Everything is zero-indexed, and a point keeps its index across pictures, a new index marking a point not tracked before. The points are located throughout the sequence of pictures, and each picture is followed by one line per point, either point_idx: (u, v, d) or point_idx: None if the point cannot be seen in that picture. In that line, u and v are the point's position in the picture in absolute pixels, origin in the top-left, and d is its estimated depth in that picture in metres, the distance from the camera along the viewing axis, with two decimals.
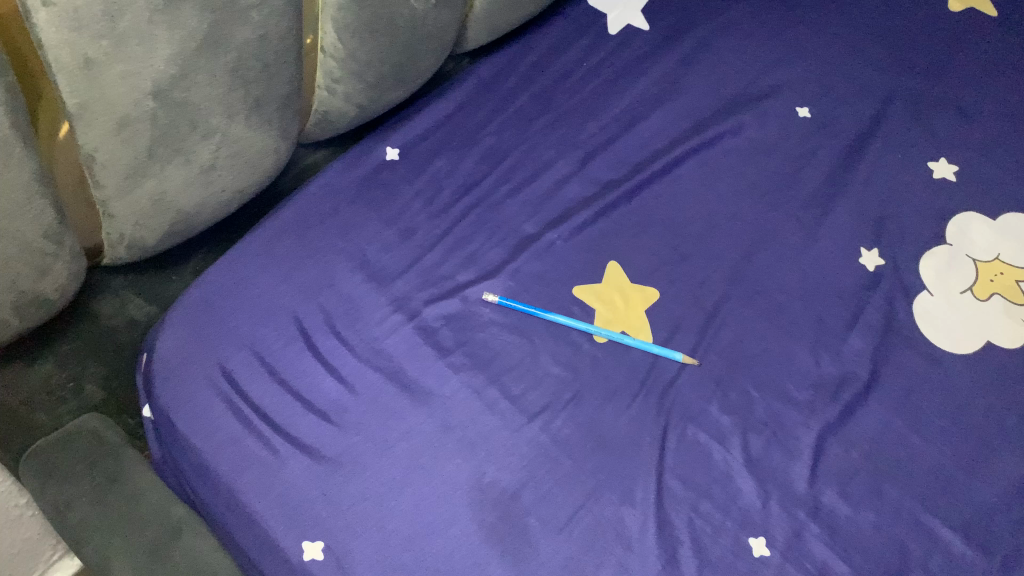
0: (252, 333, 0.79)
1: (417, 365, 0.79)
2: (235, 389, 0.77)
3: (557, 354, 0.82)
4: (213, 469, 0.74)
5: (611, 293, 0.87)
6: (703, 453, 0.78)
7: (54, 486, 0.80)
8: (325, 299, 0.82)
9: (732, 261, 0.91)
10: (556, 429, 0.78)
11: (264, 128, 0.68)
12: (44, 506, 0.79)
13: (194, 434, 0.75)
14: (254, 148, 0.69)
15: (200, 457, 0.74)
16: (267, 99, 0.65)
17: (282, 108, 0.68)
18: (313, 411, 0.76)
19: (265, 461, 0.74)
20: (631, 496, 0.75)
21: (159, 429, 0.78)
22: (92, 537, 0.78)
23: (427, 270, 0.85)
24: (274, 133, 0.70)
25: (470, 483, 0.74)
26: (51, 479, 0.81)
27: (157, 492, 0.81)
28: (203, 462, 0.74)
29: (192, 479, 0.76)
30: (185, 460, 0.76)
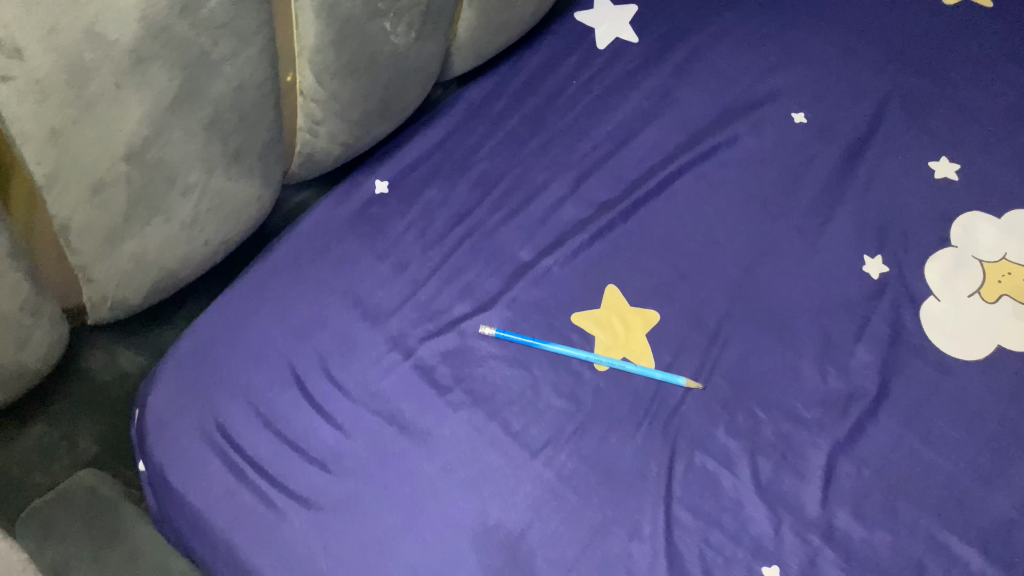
0: (245, 381, 0.77)
1: (416, 405, 0.77)
2: (230, 440, 0.75)
3: (558, 385, 0.80)
4: (210, 526, 0.72)
5: (611, 318, 0.85)
6: (712, 480, 0.76)
7: (54, 545, 0.80)
8: (318, 341, 0.80)
9: (733, 277, 0.89)
10: (560, 465, 0.76)
11: (246, 176, 0.66)
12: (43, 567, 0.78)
13: (189, 490, 0.73)
14: (237, 199, 0.67)
15: (196, 512, 0.73)
16: (247, 149, 0.63)
17: (263, 155, 0.66)
18: (310, 460, 0.74)
19: (262, 515, 0.72)
20: (638, 530, 0.73)
21: (152, 484, 0.77)
22: None
23: (423, 304, 0.83)
24: (256, 182, 0.67)
25: (474, 526, 0.72)
26: (48, 539, 0.80)
27: (160, 546, 0.82)
28: (199, 520, 0.72)
29: (189, 535, 0.74)
30: (181, 519, 0.74)
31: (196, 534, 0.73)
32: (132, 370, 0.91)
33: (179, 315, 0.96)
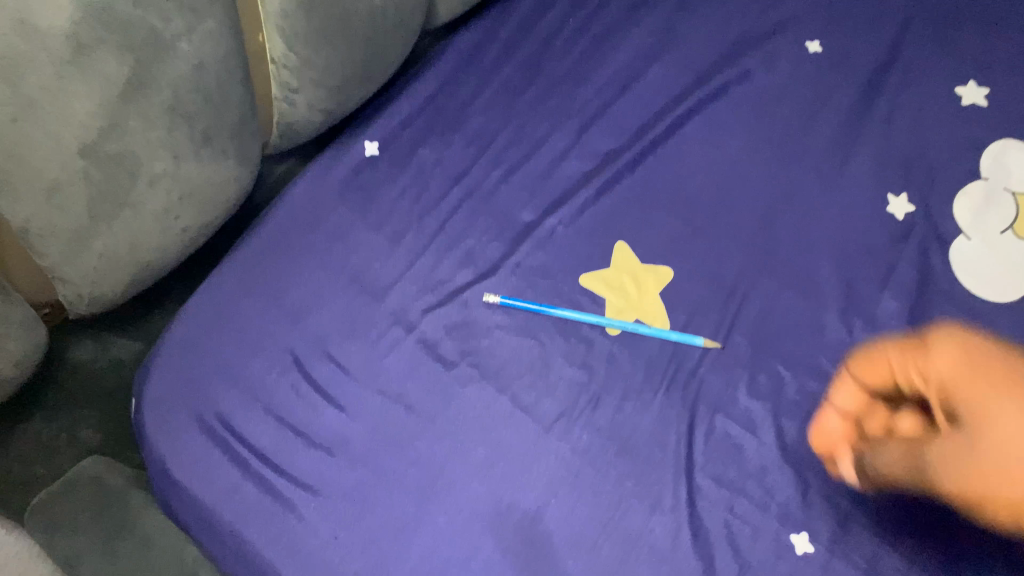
0: (243, 368, 0.75)
1: (422, 383, 0.74)
2: (232, 430, 0.72)
3: (569, 353, 0.77)
4: (216, 520, 0.70)
5: (621, 278, 0.81)
6: (734, 446, 0.73)
7: (62, 538, 0.78)
8: (316, 321, 0.77)
9: (748, 226, 0.85)
10: (575, 440, 0.73)
11: (221, 160, 0.64)
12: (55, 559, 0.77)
13: (192, 485, 0.70)
14: (214, 185, 0.65)
15: (201, 507, 0.70)
16: (216, 130, 0.61)
17: (240, 138, 0.64)
18: (316, 447, 0.72)
19: (270, 508, 0.69)
20: (659, 504, 0.70)
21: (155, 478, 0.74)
22: None
23: (423, 275, 0.80)
24: (233, 165, 0.65)
25: (489, 508, 0.70)
26: (58, 531, 0.78)
27: (171, 534, 0.79)
28: (205, 514, 0.70)
29: (196, 529, 0.72)
30: (186, 515, 0.71)
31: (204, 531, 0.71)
32: (127, 359, 0.91)
33: (170, 299, 0.94)
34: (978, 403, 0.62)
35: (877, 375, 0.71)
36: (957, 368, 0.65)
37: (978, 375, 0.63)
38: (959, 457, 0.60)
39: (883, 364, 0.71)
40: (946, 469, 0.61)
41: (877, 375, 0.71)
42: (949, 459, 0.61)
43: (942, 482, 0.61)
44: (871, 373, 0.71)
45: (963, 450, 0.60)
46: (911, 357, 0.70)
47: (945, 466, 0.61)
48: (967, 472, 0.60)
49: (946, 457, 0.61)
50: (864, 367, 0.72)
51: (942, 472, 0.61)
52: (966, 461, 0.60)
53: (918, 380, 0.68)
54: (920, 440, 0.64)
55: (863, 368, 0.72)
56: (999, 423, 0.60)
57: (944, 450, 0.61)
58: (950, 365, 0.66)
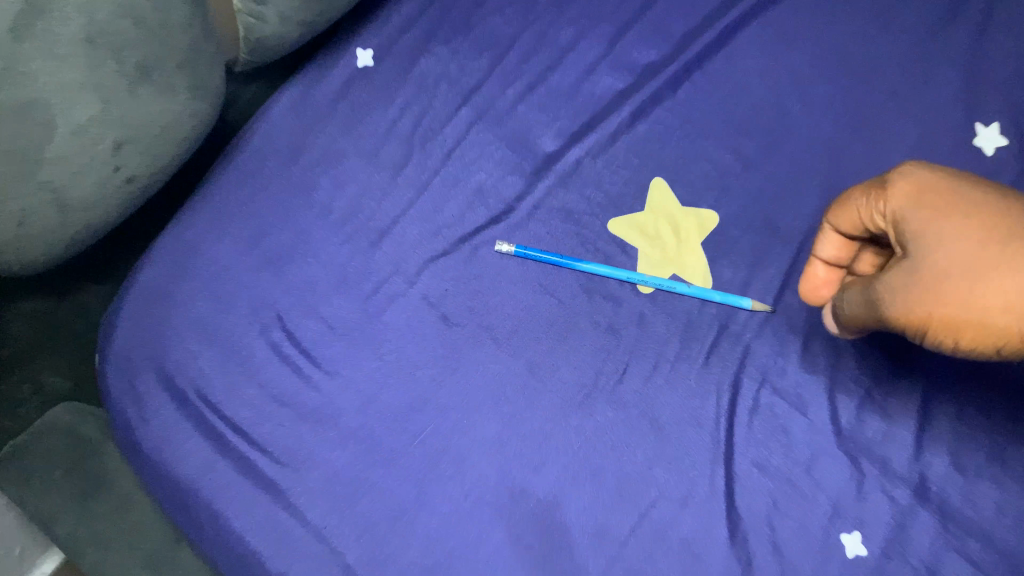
0: (217, 325, 0.65)
1: (423, 346, 0.65)
2: (206, 398, 0.63)
3: (594, 314, 0.66)
4: (190, 502, 0.61)
5: (658, 225, 0.70)
6: (780, 429, 0.64)
7: (34, 492, 0.72)
8: (302, 269, 0.66)
9: (808, 161, 0.72)
10: (599, 416, 0.63)
11: (156, 94, 0.56)
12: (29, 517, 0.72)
13: (163, 462, 0.62)
14: (157, 129, 0.57)
15: (173, 487, 0.62)
16: (152, 63, 0.54)
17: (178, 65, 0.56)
18: (302, 418, 0.62)
19: (247, 490, 0.61)
20: (694, 493, 0.62)
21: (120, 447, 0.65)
22: (88, 550, 0.72)
23: (426, 217, 0.68)
24: (176, 103, 0.58)
25: (500, 493, 0.61)
26: (29, 488, 0.72)
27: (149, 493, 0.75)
28: (177, 494, 0.62)
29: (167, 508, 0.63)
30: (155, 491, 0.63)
31: (176, 512, 0.62)
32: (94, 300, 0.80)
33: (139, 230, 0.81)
34: (922, 224, 0.55)
35: (847, 212, 0.62)
36: (909, 197, 0.57)
37: (929, 189, 0.56)
38: (912, 283, 0.54)
39: (851, 204, 0.62)
40: (894, 296, 0.54)
41: (847, 214, 0.62)
42: (900, 285, 0.54)
43: (891, 312, 0.55)
44: (843, 209, 0.63)
45: (906, 275, 0.54)
46: (866, 195, 0.61)
47: (893, 292, 0.55)
48: (918, 302, 0.53)
49: (901, 283, 0.54)
50: (838, 206, 0.63)
51: (892, 302, 0.55)
52: (909, 281, 0.54)
53: (868, 204, 0.60)
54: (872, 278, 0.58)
55: (842, 206, 0.63)
56: (940, 250, 0.54)
57: (889, 277, 0.55)
58: (904, 198, 0.57)
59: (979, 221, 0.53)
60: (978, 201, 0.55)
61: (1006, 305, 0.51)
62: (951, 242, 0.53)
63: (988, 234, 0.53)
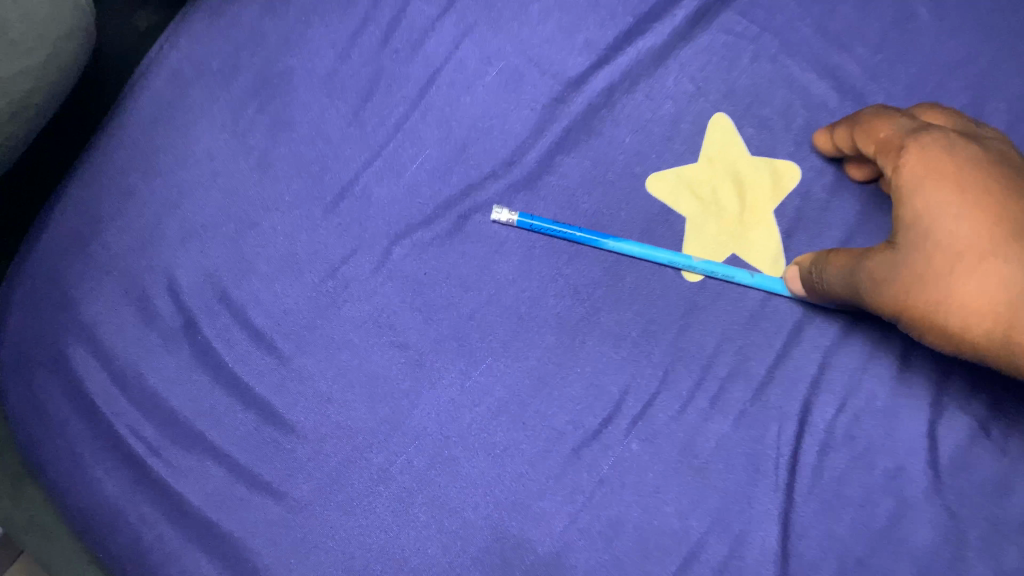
0: (131, 316, 0.50)
1: (394, 349, 0.50)
2: (121, 412, 0.50)
3: (621, 309, 0.50)
4: (106, 541, 0.49)
5: (717, 182, 0.52)
6: (858, 470, 0.49)
7: None
8: (237, 240, 0.50)
9: (924, 92, 0.52)
10: (619, 450, 0.49)
11: None
12: None
13: (73, 491, 0.50)
14: None
15: (87, 521, 0.50)
16: None
17: None
18: (241, 444, 0.49)
19: (174, 533, 0.48)
20: (740, 555, 0.47)
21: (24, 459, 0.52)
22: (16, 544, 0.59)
23: (401, 169, 0.51)
24: None
25: (488, 549, 0.48)
26: None
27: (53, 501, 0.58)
28: (92, 530, 0.50)
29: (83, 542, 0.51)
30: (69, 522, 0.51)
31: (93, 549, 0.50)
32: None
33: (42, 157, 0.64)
34: (916, 205, 0.42)
35: (864, 142, 0.48)
36: (925, 170, 0.43)
37: (942, 165, 0.43)
38: (888, 278, 0.42)
39: (871, 140, 0.47)
40: (872, 286, 0.43)
41: (864, 141, 0.48)
42: (877, 273, 0.43)
43: (866, 301, 0.44)
44: (863, 134, 0.48)
45: (886, 264, 0.43)
46: (888, 141, 0.46)
47: (869, 280, 0.43)
48: (887, 303, 0.43)
49: (877, 275, 0.43)
50: (859, 128, 0.48)
51: (868, 295, 0.44)
52: (886, 272, 0.43)
53: (884, 154, 0.46)
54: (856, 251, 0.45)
55: (865, 129, 0.48)
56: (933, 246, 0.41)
57: (869, 261, 0.44)
58: (920, 169, 0.43)
59: (975, 219, 0.40)
60: (989, 187, 0.41)
61: (966, 329, 0.40)
62: (937, 239, 0.41)
63: (976, 240, 0.40)
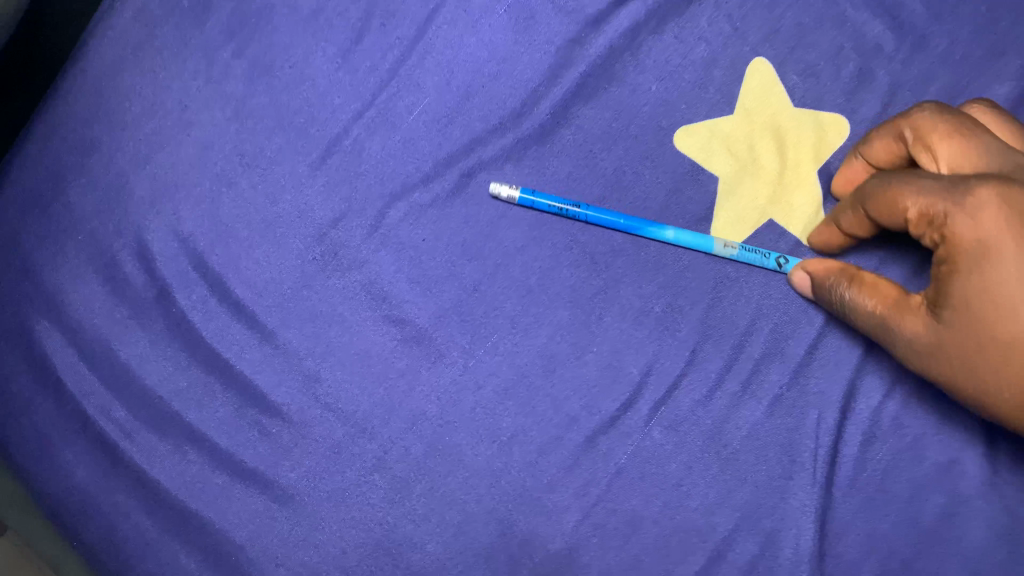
0: (100, 285, 0.45)
1: (389, 324, 0.44)
2: (88, 391, 0.45)
3: (643, 281, 0.45)
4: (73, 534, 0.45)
5: (752, 139, 0.46)
6: (905, 462, 0.44)
7: None
8: (213, 201, 0.45)
9: (990, 34, 0.46)
10: (639, 438, 0.44)
11: None
12: None
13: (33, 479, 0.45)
14: None
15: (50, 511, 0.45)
16: None
17: None
18: (218, 428, 0.44)
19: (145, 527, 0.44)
20: (772, 554, 0.43)
21: None
22: None
23: (395, 121, 0.46)
24: None
25: (492, 546, 0.43)
26: None
27: None
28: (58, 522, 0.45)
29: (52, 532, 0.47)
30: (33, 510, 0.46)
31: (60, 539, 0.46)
32: None
33: None
34: (957, 283, 0.37)
35: (886, 216, 0.41)
36: (981, 256, 0.37)
37: (991, 242, 0.36)
38: (930, 355, 0.39)
39: (908, 190, 0.40)
40: (909, 354, 0.39)
41: (887, 200, 0.41)
42: (918, 347, 0.39)
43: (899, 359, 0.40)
44: (881, 210, 0.41)
45: (928, 342, 0.38)
46: (932, 198, 0.39)
47: (906, 348, 0.39)
48: (927, 375, 0.39)
49: (915, 347, 0.39)
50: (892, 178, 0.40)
51: (900, 355, 0.40)
52: (929, 349, 0.38)
53: (924, 212, 0.39)
54: (886, 292, 0.40)
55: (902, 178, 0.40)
56: (987, 341, 0.37)
57: (906, 329, 0.39)
58: (977, 253, 0.37)
59: None
60: None
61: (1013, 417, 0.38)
62: (982, 328, 0.37)
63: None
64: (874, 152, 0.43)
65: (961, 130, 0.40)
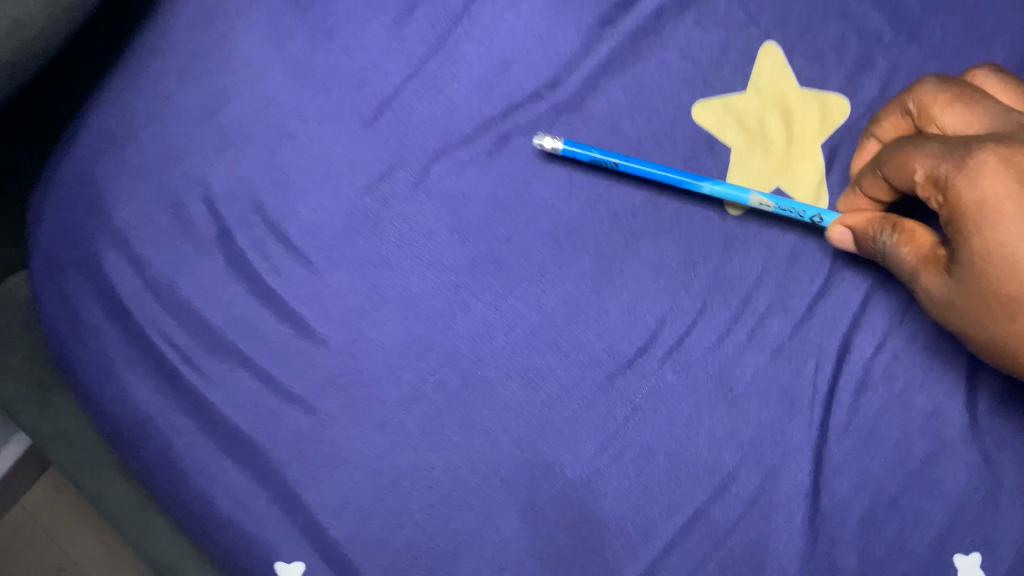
0: (165, 225, 0.50)
1: (429, 267, 0.49)
2: (154, 321, 0.50)
3: (660, 238, 0.49)
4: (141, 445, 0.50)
5: (762, 115, 0.51)
6: (895, 410, 0.48)
7: None
8: (273, 151, 0.50)
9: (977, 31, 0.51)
10: (653, 379, 0.48)
11: None
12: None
13: (106, 395, 0.50)
14: None
15: (120, 424, 0.50)
16: None
17: None
18: (271, 356, 0.49)
19: (206, 437, 0.50)
20: (771, 488, 0.47)
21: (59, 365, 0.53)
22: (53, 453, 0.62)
23: (440, 85, 0.50)
24: None
25: (518, 472, 0.48)
26: None
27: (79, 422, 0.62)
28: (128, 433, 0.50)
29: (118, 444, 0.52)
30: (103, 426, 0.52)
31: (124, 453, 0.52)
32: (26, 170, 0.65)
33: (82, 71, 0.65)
34: (960, 242, 0.40)
35: (899, 180, 0.44)
36: (979, 224, 0.39)
37: (985, 199, 0.39)
38: (952, 311, 0.42)
39: (911, 164, 0.43)
40: (934, 307, 0.43)
41: (897, 172, 0.44)
42: (939, 301, 0.42)
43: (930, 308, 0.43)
44: (893, 174, 0.45)
45: (947, 300, 0.42)
46: (935, 174, 0.42)
47: (931, 301, 0.43)
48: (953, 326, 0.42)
49: (938, 302, 0.42)
50: (897, 155, 0.44)
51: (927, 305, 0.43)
52: (949, 305, 0.42)
53: (927, 185, 0.43)
54: (920, 240, 0.43)
55: (902, 158, 0.44)
56: (995, 303, 0.39)
57: (928, 285, 0.43)
58: (975, 222, 0.39)
59: None
60: None
61: None
62: (986, 281, 0.39)
63: None
64: (884, 133, 0.48)
65: (962, 99, 0.45)
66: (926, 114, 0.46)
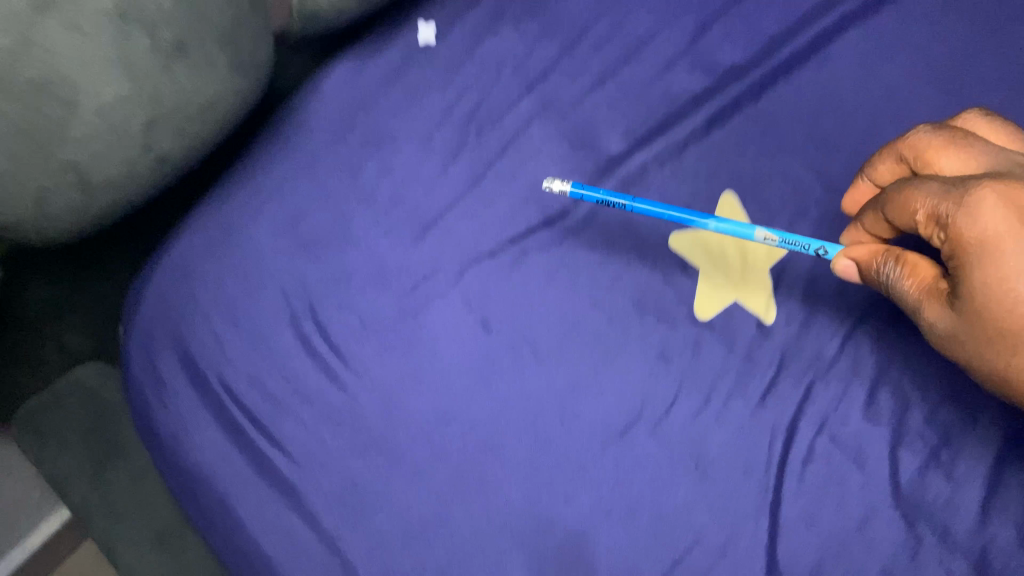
0: (245, 309, 0.62)
1: (459, 351, 0.61)
2: (228, 386, 0.61)
3: (645, 336, 0.62)
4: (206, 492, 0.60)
5: (723, 246, 0.65)
6: (836, 480, 0.59)
7: (52, 453, 0.71)
8: (340, 255, 0.63)
9: None
10: (638, 448, 0.59)
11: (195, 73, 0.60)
12: (47, 475, 0.71)
13: (181, 448, 0.60)
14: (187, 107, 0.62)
15: (190, 474, 0.60)
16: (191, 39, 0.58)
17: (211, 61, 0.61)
18: (324, 419, 0.59)
19: (262, 485, 0.59)
20: (734, 542, 0.57)
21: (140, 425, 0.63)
22: (106, 524, 0.69)
23: (474, 212, 0.64)
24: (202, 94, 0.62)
25: (526, 523, 0.57)
26: (47, 443, 0.71)
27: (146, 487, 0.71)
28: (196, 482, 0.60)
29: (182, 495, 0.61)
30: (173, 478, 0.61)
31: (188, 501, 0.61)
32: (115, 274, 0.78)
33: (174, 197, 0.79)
34: (963, 273, 0.50)
35: (903, 215, 0.54)
36: (981, 255, 0.49)
37: (985, 233, 0.49)
38: (958, 333, 0.51)
39: (916, 203, 0.53)
40: (937, 328, 0.53)
41: (902, 209, 0.54)
42: (944, 323, 0.52)
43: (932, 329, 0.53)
44: (897, 213, 0.55)
45: (952, 323, 0.51)
46: (937, 211, 0.52)
47: (935, 322, 0.52)
48: (954, 345, 0.52)
49: (942, 325, 0.52)
50: (902, 196, 0.54)
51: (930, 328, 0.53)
52: (954, 327, 0.51)
53: (931, 220, 0.52)
54: (922, 273, 0.53)
55: (907, 197, 0.54)
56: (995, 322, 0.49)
57: (933, 312, 0.52)
58: (979, 254, 0.49)
59: None
60: None
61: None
62: (986, 307, 0.49)
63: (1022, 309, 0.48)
64: (880, 172, 0.61)
65: (956, 143, 0.56)
66: (923, 156, 0.57)
